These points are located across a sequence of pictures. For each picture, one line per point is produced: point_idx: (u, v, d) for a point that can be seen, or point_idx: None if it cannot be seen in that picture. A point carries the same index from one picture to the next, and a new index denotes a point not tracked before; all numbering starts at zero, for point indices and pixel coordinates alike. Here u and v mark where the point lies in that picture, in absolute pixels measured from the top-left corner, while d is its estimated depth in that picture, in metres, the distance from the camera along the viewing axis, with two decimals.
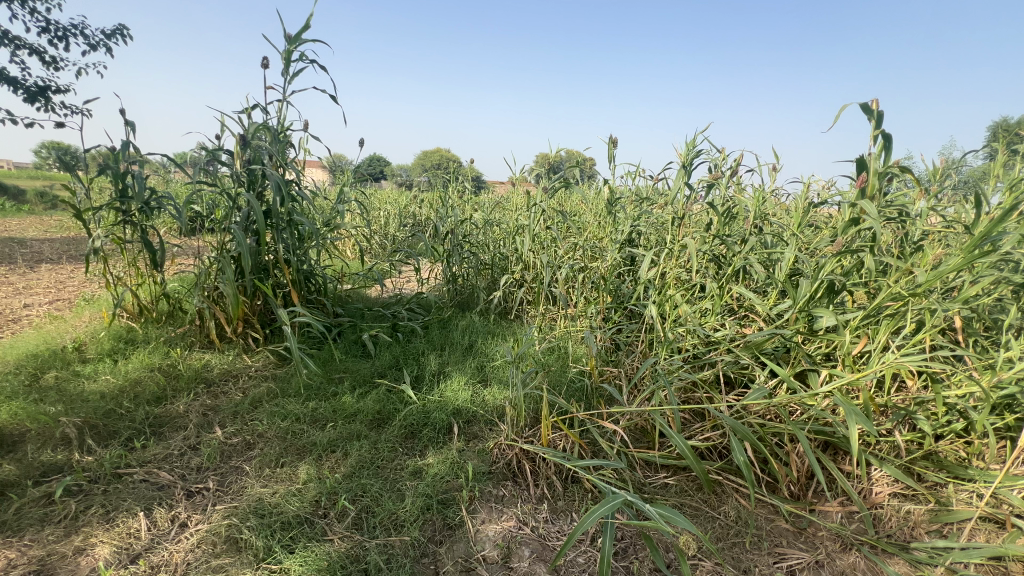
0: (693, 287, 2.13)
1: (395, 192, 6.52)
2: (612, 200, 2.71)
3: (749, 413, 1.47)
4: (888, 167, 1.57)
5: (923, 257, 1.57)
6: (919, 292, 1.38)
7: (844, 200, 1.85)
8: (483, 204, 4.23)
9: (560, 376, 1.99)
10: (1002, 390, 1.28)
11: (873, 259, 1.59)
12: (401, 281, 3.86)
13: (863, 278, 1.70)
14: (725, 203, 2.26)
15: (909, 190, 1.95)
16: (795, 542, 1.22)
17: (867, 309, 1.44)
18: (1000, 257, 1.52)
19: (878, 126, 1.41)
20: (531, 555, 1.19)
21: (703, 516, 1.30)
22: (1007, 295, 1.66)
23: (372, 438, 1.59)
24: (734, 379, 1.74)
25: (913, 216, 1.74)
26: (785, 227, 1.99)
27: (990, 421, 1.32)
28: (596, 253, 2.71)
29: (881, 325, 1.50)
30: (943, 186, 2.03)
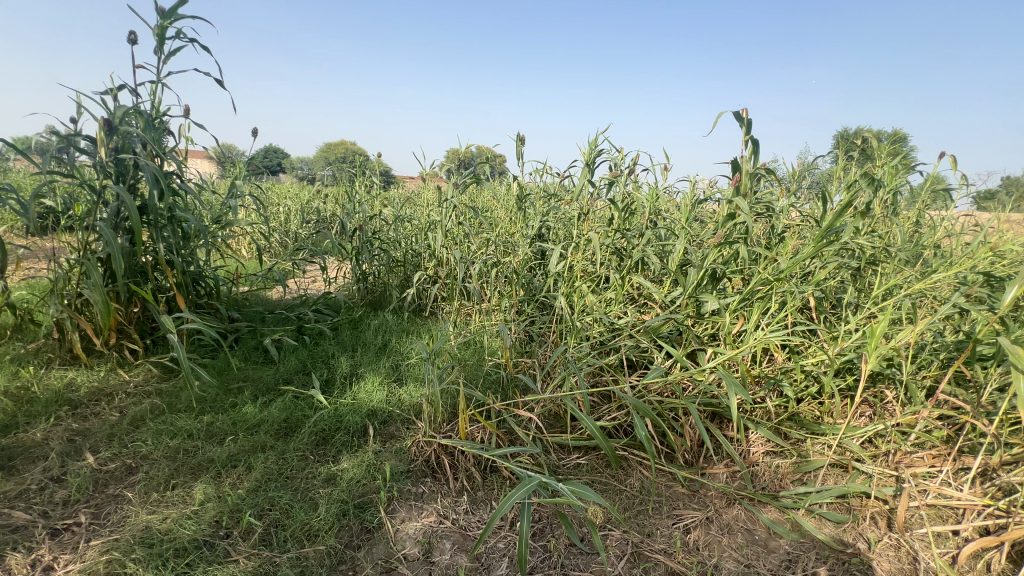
0: (598, 279, 2.28)
1: (296, 187, 6.11)
2: (522, 197, 2.79)
3: (649, 392, 1.62)
4: (756, 168, 1.81)
5: (784, 247, 1.83)
6: (782, 277, 1.60)
7: (723, 198, 2.08)
8: (393, 199, 4.13)
9: (477, 370, 2.02)
10: (844, 356, 1.54)
11: (746, 249, 1.82)
12: (306, 282, 3.64)
13: (739, 267, 1.93)
14: (625, 199, 2.43)
15: (774, 190, 2.25)
16: (689, 503, 1.37)
17: (742, 293, 1.64)
18: (840, 245, 1.82)
19: (749, 132, 1.64)
20: (452, 547, 1.20)
21: (612, 489, 1.40)
22: (847, 278, 1.98)
23: (280, 448, 1.49)
24: (636, 362, 1.89)
25: (777, 212, 2.01)
26: (676, 222, 2.19)
27: (836, 383, 1.58)
28: (509, 249, 2.78)
29: (754, 307, 1.73)
30: (799, 186, 2.37)
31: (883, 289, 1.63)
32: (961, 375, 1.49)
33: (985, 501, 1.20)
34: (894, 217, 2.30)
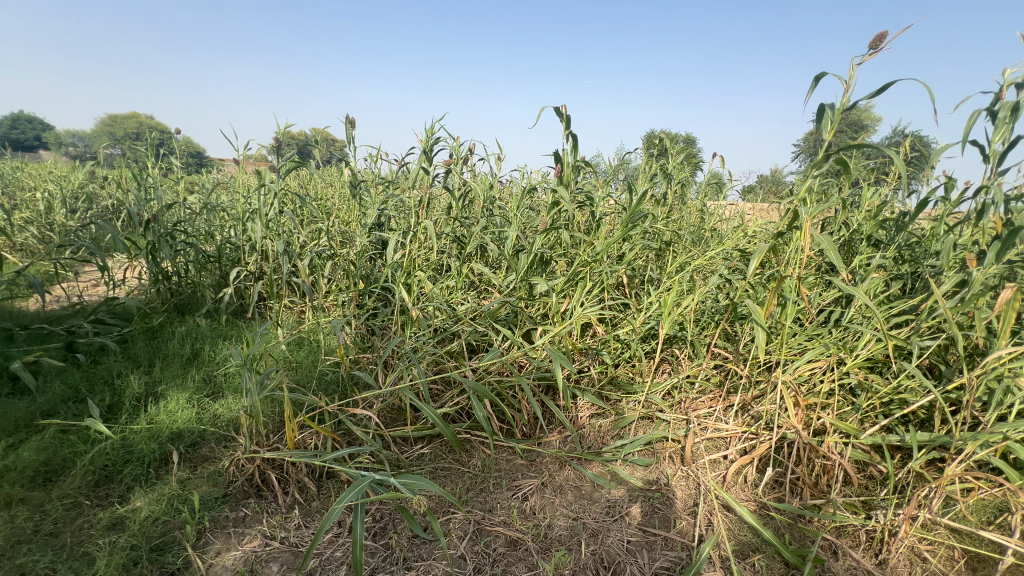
0: (439, 267, 2.28)
1: (61, 166, 4.83)
2: (355, 184, 2.63)
3: (488, 374, 1.68)
4: (576, 161, 2.01)
5: (601, 231, 2.05)
6: (597, 258, 1.81)
7: (549, 187, 2.26)
8: (201, 184, 3.54)
9: (310, 372, 1.86)
10: (646, 324, 1.81)
11: (569, 234, 2.01)
12: (80, 286, 2.91)
13: (564, 251, 2.12)
14: (462, 188, 2.47)
15: (592, 180, 2.52)
16: (527, 472, 1.47)
17: (567, 274, 1.81)
18: (643, 229, 2.11)
19: (569, 128, 1.82)
20: (281, 569, 1.09)
21: (455, 473, 1.43)
22: (649, 258, 2.32)
23: (37, 499, 1.17)
24: (477, 346, 1.95)
25: (594, 201, 2.26)
26: (509, 210, 2.30)
27: (642, 348, 1.84)
28: (345, 239, 2.60)
29: (577, 286, 1.92)
30: (613, 178, 2.69)
31: (674, 265, 1.94)
32: (728, 332, 1.87)
33: (743, 429, 1.53)
34: (683, 206, 2.76)
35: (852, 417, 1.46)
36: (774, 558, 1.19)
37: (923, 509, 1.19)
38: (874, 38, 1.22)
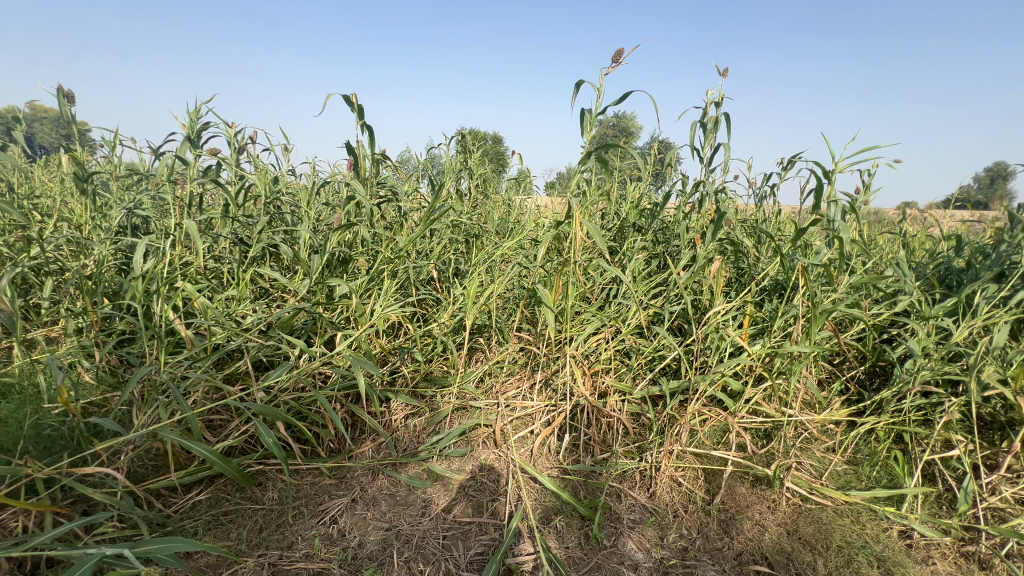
0: (216, 276, 1.92)
1: None
2: (84, 175, 2.04)
3: (282, 392, 1.49)
4: (372, 154, 1.90)
5: (404, 226, 1.99)
6: (400, 255, 1.75)
7: (345, 181, 2.09)
8: None
9: (20, 429, 1.38)
10: (454, 317, 1.82)
11: (369, 231, 1.90)
12: None
13: (367, 249, 2.00)
14: (239, 181, 2.12)
15: (394, 175, 2.43)
16: (335, 492, 1.35)
17: (369, 274, 1.71)
18: (447, 224, 2.12)
19: (360, 118, 1.71)
20: None
21: (245, 514, 1.24)
22: (456, 252, 2.35)
23: None
24: (270, 362, 1.71)
25: (396, 196, 2.18)
26: (301, 206, 2.06)
27: (453, 341, 1.86)
28: (75, 249, 1.99)
29: (382, 285, 1.83)
30: (417, 173, 2.64)
31: (477, 257, 2.00)
32: (529, 316, 2.01)
33: (544, 402, 1.66)
34: (488, 200, 2.87)
35: (627, 376, 1.71)
36: (572, 515, 1.32)
37: (675, 443, 1.47)
38: (615, 53, 1.42)
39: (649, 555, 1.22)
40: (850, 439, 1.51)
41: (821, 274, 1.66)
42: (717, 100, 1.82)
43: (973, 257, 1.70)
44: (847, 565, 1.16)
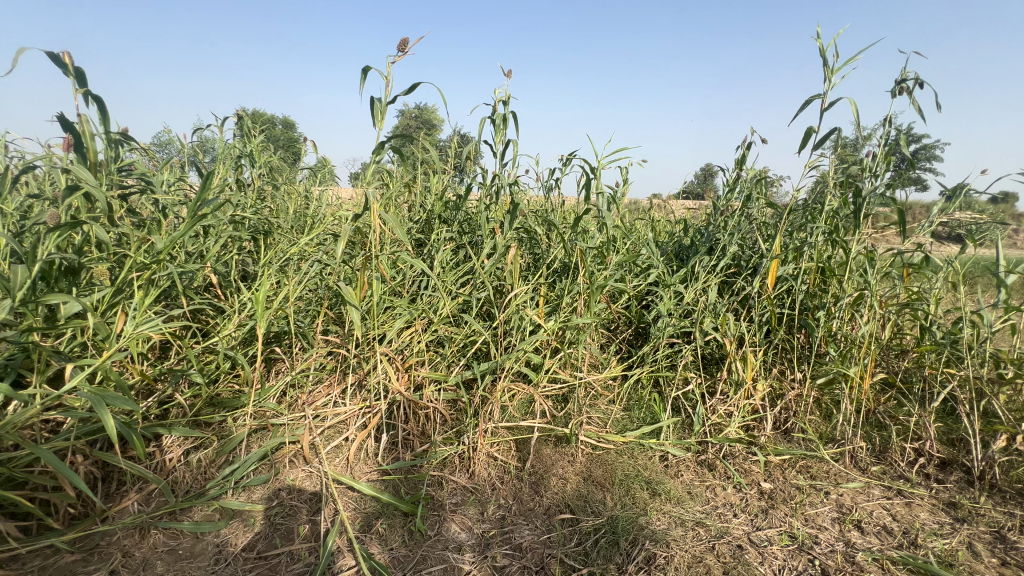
0: None
1: None
2: None
3: None
4: (104, 132, 1.49)
5: (163, 224, 1.62)
6: (159, 259, 1.43)
7: (65, 166, 1.59)
8: None
9: None
10: (243, 328, 1.58)
11: (109, 230, 1.49)
12: None
13: (108, 254, 1.56)
14: None
15: (143, 159, 1.95)
16: (83, 569, 1.06)
17: (113, 286, 1.35)
18: (224, 219, 1.80)
19: (80, 85, 1.32)
20: None
21: None
22: (241, 252, 2.02)
23: None
24: None
25: (149, 185, 1.76)
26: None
27: (243, 355, 1.61)
28: None
29: (136, 298, 1.46)
30: (178, 158, 2.17)
31: (267, 257, 1.76)
32: (336, 316, 1.86)
33: (359, 405, 1.58)
34: (278, 190, 2.55)
35: (441, 365, 1.73)
36: (394, 515, 1.30)
37: (488, 422, 1.57)
38: (401, 42, 1.39)
39: (471, 532, 1.28)
40: (624, 390, 1.84)
41: (596, 255, 1.95)
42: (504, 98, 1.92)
43: (694, 236, 2.21)
44: (625, 493, 1.40)
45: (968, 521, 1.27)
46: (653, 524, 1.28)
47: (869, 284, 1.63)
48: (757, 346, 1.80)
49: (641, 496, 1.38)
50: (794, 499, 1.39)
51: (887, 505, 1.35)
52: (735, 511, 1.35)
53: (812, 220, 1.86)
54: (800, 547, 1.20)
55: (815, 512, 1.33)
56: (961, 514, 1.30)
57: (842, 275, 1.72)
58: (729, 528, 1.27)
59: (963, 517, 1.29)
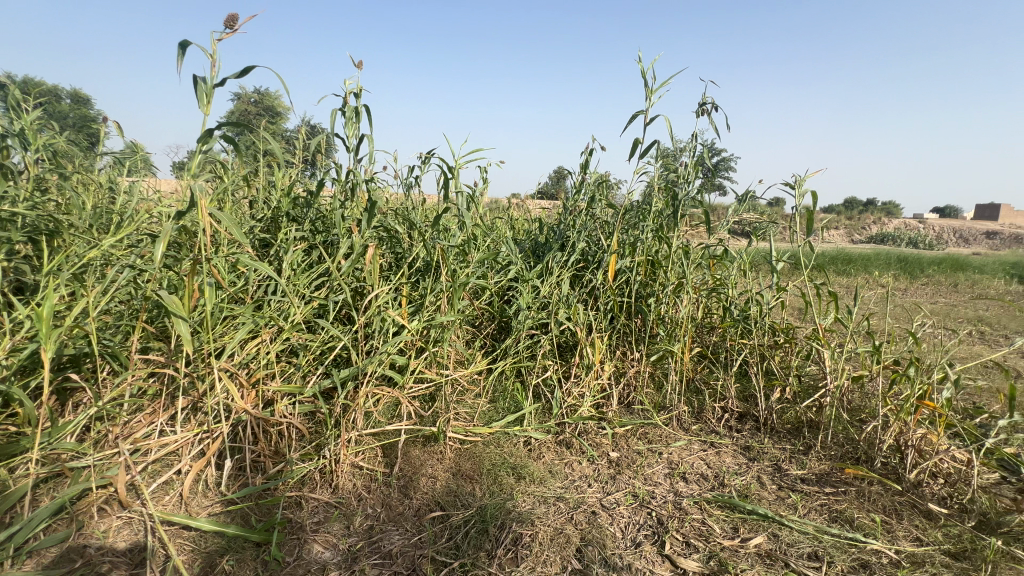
0: None
1: None
2: None
3: None
4: None
5: None
6: None
7: None
8: None
9: None
10: (20, 353, 1.25)
11: None
12: None
13: None
14: None
15: None
16: None
17: None
18: None
19: None
20: None
21: None
22: (13, 257, 1.59)
23: None
24: None
25: None
26: None
27: (22, 387, 1.27)
28: None
29: None
30: None
31: (53, 263, 1.41)
32: (158, 331, 1.58)
33: (193, 431, 1.37)
34: (69, 181, 2.07)
35: (295, 376, 1.59)
36: (243, 547, 1.17)
37: (351, 431, 1.49)
38: (228, 17, 1.22)
39: (336, 549, 1.21)
40: (489, 383, 1.91)
41: (458, 252, 1.97)
42: (355, 90, 1.77)
43: (548, 234, 2.37)
44: (493, 481, 1.45)
45: (756, 459, 1.60)
46: (519, 506, 1.36)
47: (686, 273, 1.93)
48: (603, 332, 2.01)
49: (507, 481, 1.45)
50: (635, 462, 1.59)
51: (703, 456, 1.63)
52: (589, 482, 1.50)
53: (643, 220, 2.14)
54: (640, 503, 1.39)
55: (652, 471, 1.55)
56: (752, 454, 1.63)
57: (667, 266, 2.02)
58: (585, 498, 1.41)
59: (754, 457, 1.62)
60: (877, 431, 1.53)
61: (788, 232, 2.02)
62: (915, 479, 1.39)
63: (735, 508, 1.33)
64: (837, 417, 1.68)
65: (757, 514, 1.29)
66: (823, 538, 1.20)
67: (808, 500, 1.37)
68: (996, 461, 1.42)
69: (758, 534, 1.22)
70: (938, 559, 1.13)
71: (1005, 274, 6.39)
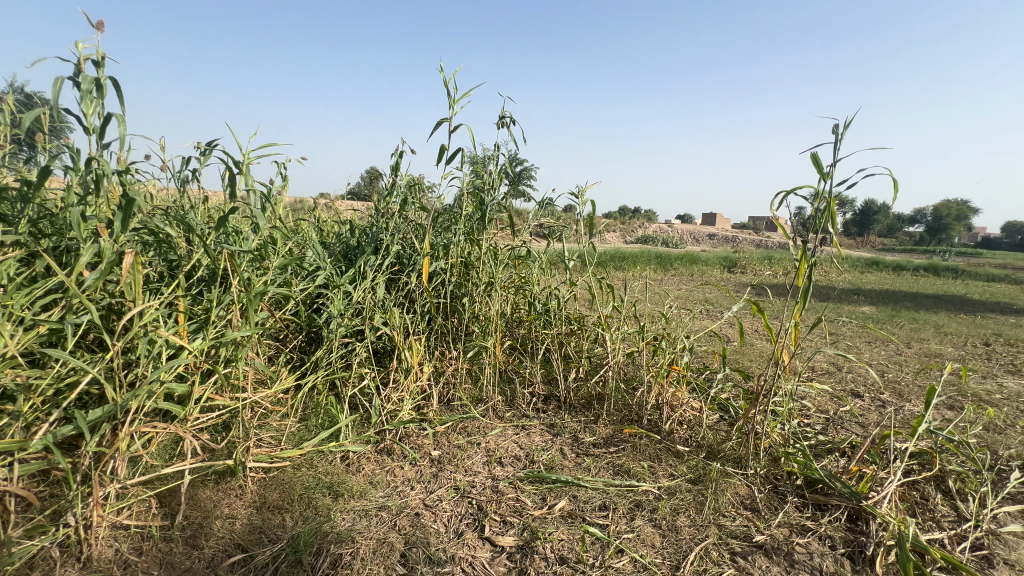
0: None
1: None
2: None
3: None
4: None
5: None
6: None
7: None
8: None
9: None
10: None
11: None
12: None
13: None
14: None
15: None
16: None
17: None
18: None
19: None
20: None
21: None
22: None
23: None
24: None
25: None
26: None
27: None
28: None
29: None
30: None
31: None
32: None
33: None
34: None
35: (11, 428, 1.19)
36: None
37: (110, 485, 1.19)
38: None
39: None
40: (298, 401, 1.74)
41: (253, 258, 1.73)
42: (96, 57, 1.38)
43: (360, 237, 2.27)
44: (307, 506, 1.33)
45: (559, 434, 1.82)
46: (337, 526, 1.27)
47: (495, 273, 2.08)
48: (421, 334, 2.02)
49: (323, 503, 1.35)
50: (456, 457, 1.66)
51: (516, 439, 1.79)
52: (412, 485, 1.50)
53: (455, 223, 2.21)
54: (462, 495, 1.45)
55: (471, 462, 1.63)
56: (556, 430, 1.85)
57: (478, 267, 2.13)
58: (408, 501, 1.41)
59: (557, 432, 1.84)
60: (644, 394, 1.89)
61: (575, 233, 2.34)
62: (669, 428, 1.77)
63: (543, 480, 1.50)
64: (617, 387, 2.02)
65: (560, 481, 1.47)
66: (610, 490, 1.44)
67: (598, 461, 1.62)
68: (717, 405, 1.90)
69: (561, 499, 1.40)
70: (684, 486, 1.46)
71: (720, 266, 8.57)
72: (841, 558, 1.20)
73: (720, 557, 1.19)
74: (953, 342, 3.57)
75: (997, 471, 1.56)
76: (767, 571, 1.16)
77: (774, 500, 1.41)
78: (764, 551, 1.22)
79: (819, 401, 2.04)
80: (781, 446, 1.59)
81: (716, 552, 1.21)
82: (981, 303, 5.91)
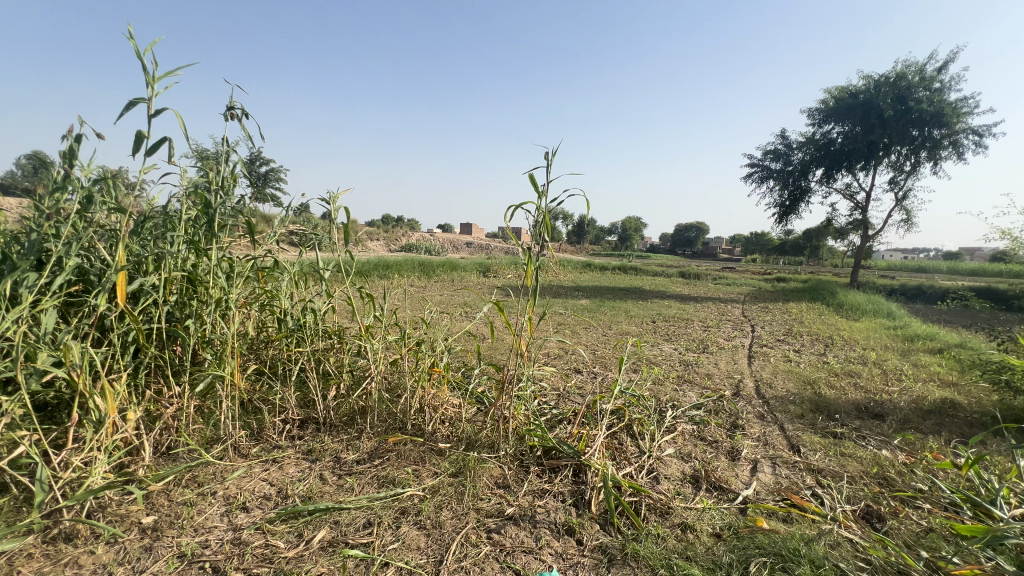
0: None
1: None
2: None
3: None
4: None
5: None
6: None
7: None
8: None
9: None
10: None
11: None
12: None
13: None
14: None
15: None
16: None
17: None
18: None
19: None
20: None
21: None
22: None
23: None
24: None
25: None
26: None
27: None
28: None
29: None
30: None
31: None
32: None
33: None
34: None
35: None
36: None
37: None
38: None
39: None
40: None
41: None
42: None
43: (6, 247, 1.60)
44: None
45: (318, 460, 1.68)
46: None
47: (229, 289, 1.77)
48: (121, 372, 1.56)
49: None
50: (180, 517, 1.34)
51: (264, 476, 1.56)
52: (110, 570, 1.14)
53: (170, 229, 1.79)
54: (190, 561, 1.18)
55: (204, 518, 1.35)
56: (314, 456, 1.70)
57: (206, 282, 1.78)
58: None
59: (315, 457, 1.69)
60: (407, 400, 1.91)
61: (330, 242, 2.19)
62: (432, 429, 1.84)
63: (298, 515, 1.35)
64: (380, 398, 1.98)
65: (320, 510, 1.35)
66: (374, 504, 1.40)
67: (362, 478, 1.56)
68: (474, 398, 2.07)
69: (320, 530, 1.29)
70: (446, 482, 1.54)
71: (476, 272, 9.39)
72: (569, 507, 1.46)
73: (478, 539, 1.30)
74: (634, 322, 4.79)
75: (660, 412, 2.17)
76: (515, 538, 1.31)
77: (520, 474, 1.62)
78: (513, 521, 1.38)
79: (551, 381, 2.44)
80: (525, 425, 1.84)
81: (475, 534, 1.32)
82: (651, 292, 8.11)
